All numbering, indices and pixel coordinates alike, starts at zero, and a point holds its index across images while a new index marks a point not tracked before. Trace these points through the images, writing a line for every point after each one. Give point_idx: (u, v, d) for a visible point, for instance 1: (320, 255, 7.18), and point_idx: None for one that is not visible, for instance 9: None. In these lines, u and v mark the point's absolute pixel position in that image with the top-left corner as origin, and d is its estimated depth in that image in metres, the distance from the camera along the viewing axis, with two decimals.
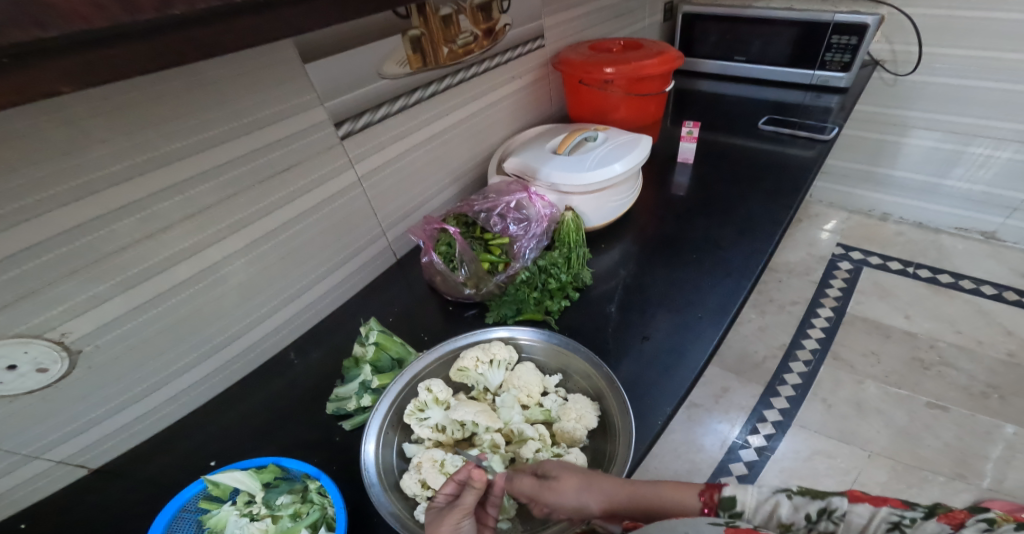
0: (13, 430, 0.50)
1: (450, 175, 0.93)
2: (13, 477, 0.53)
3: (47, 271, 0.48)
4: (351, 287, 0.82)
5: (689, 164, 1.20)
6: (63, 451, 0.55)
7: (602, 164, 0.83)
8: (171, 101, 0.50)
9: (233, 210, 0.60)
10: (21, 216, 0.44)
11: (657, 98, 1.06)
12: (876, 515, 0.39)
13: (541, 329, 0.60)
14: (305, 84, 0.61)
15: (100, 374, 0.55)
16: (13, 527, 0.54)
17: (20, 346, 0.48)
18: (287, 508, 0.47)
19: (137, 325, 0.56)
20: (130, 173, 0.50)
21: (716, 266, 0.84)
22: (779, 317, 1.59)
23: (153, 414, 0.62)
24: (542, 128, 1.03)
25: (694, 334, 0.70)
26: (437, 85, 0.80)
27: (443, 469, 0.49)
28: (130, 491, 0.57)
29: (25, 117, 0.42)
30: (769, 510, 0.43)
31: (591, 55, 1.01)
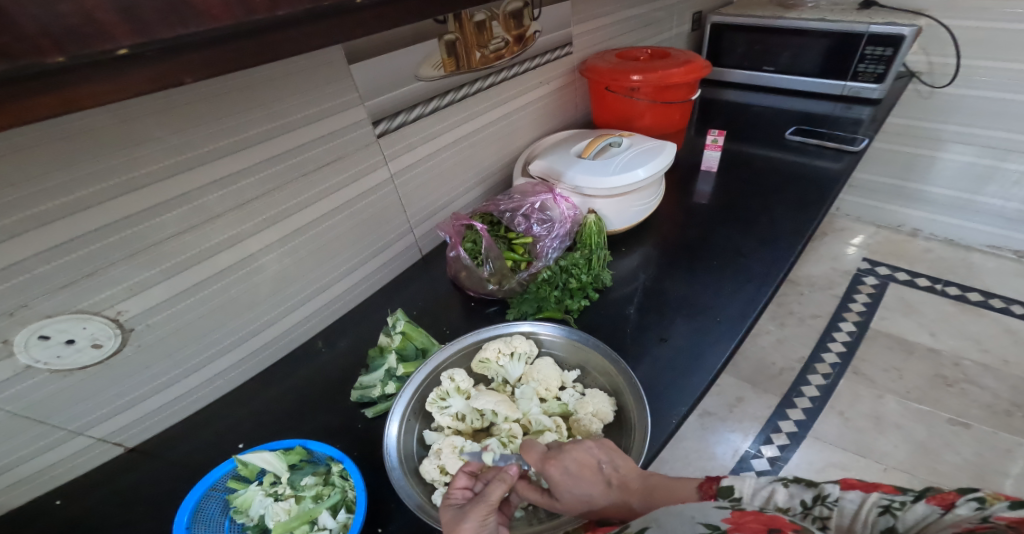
0: (69, 402, 0.54)
1: (476, 176, 0.96)
2: (61, 449, 0.57)
3: (106, 254, 0.52)
4: (378, 281, 0.85)
5: (712, 172, 1.21)
6: (106, 428, 0.59)
7: (626, 170, 0.85)
8: (225, 98, 0.54)
9: (273, 203, 0.64)
10: (83, 205, 0.48)
11: (682, 106, 1.07)
12: (867, 499, 0.40)
13: (563, 326, 0.62)
14: (348, 84, 0.65)
15: (147, 351, 0.59)
16: (51, 501, 0.57)
17: (80, 322, 0.52)
18: (310, 490, 0.50)
19: (183, 308, 0.60)
20: (185, 165, 0.54)
21: (736, 273, 0.85)
22: (799, 330, 1.57)
23: (189, 396, 0.66)
24: (567, 133, 1.05)
25: (712, 338, 0.71)
26: (469, 88, 0.83)
27: (461, 455, 0.51)
28: (167, 465, 0.61)
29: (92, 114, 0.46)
30: (764, 495, 0.44)
31: (618, 62, 1.03)
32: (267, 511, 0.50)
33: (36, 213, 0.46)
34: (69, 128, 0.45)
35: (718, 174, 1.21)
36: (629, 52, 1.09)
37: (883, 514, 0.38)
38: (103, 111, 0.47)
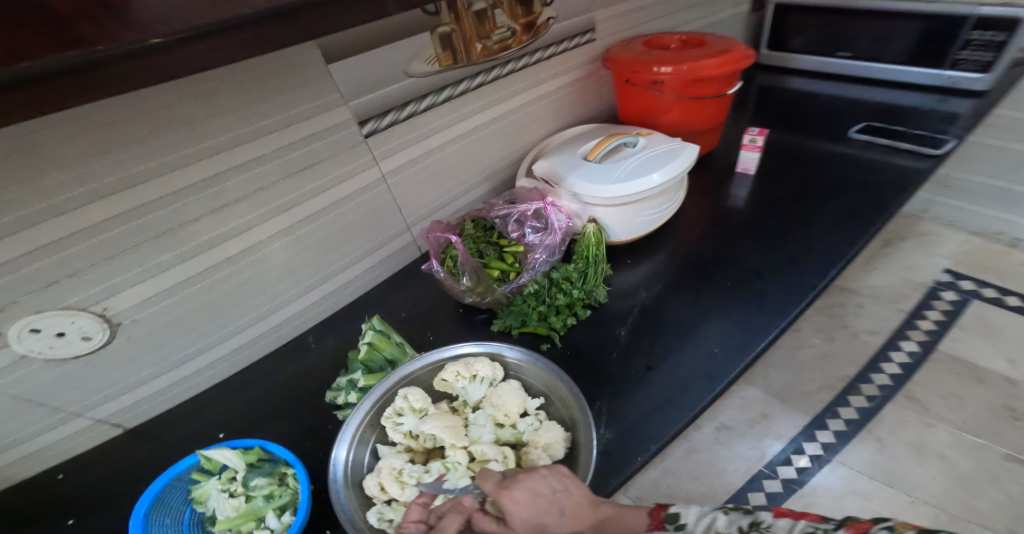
0: (65, 389, 0.59)
1: (481, 173, 0.93)
2: (61, 429, 0.62)
3: (88, 255, 0.54)
4: (373, 278, 0.85)
5: (750, 175, 1.09)
6: (102, 411, 0.64)
7: (631, 177, 0.80)
8: (200, 102, 0.55)
9: (255, 205, 0.65)
10: (62, 209, 0.51)
11: (716, 100, 0.96)
12: (798, 528, 0.36)
13: (531, 351, 0.58)
14: (329, 84, 0.64)
15: (136, 344, 0.62)
16: (54, 475, 0.63)
17: (68, 317, 0.55)
18: (261, 490, 0.51)
19: (170, 304, 0.63)
20: (164, 169, 0.56)
21: (750, 297, 0.78)
22: (850, 346, 1.38)
23: (180, 386, 0.69)
24: (585, 128, 0.99)
25: (702, 371, 0.66)
26: (469, 83, 0.80)
27: (401, 478, 0.50)
28: (154, 449, 0.65)
29: (63, 123, 0.48)
30: (706, 522, 0.39)
31: (642, 52, 0.94)
32: (218, 506, 0.51)
33: (20, 217, 0.48)
34: (38, 136, 0.47)
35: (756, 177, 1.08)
36: (659, 39, 0.98)
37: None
38: (77, 118, 0.48)
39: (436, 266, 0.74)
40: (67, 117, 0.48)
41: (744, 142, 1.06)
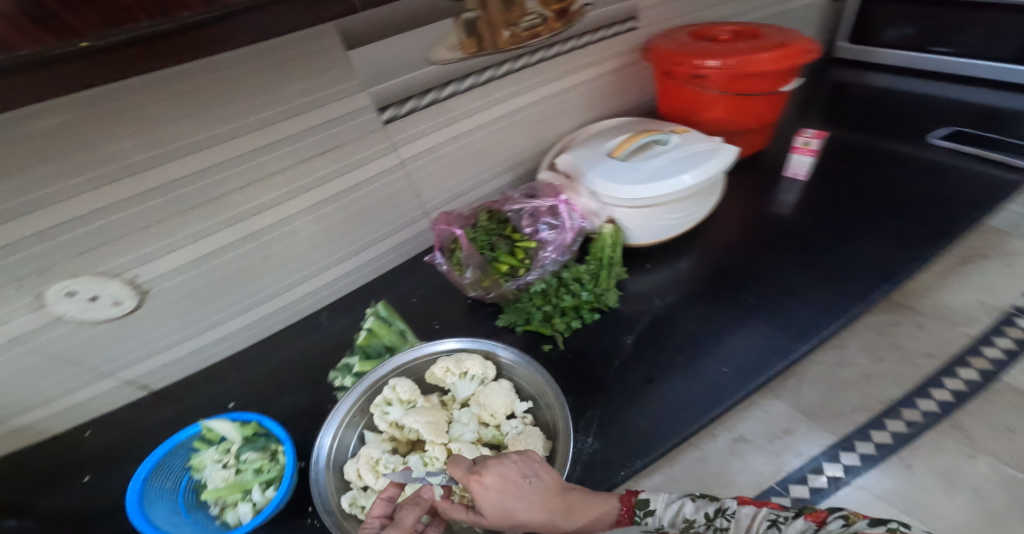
0: (101, 347, 0.65)
1: (504, 163, 0.91)
2: (95, 387, 0.68)
3: (119, 227, 0.59)
4: (388, 261, 0.88)
5: (799, 180, 1.00)
6: (130, 373, 0.70)
7: (655, 179, 0.76)
8: (221, 87, 0.57)
9: (273, 187, 0.68)
10: (96, 183, 0.55)
11: (765, 98, 0.88)
12: (758, 514, 0.44)
13: (523, 353, 0.59)
14: (349, 69, 0.65)
15: (161, 311, 0.67)
16: (82, 431, 0.69)
17: (101, 282, 0.60)
18: (251, 464, 0.54)
19: (192, 276, 0.67)
20: (189, 150, 0.59)
21: (772, 318, 0.75)
22: (901, 369, 0.91)
23: (202, 353, 0.74)
24: (618, 120, 0.94)
25: (699, 392, 0.67)
26: (493, 71, 0.79)
27: (377, 468, 0.52)
28: (175, 406, 0.71)
29: (98, 103, 0.52)
30: (674, 508, 0.49)
31: (686, 42, 0.87)
32: (211, 474, 0.54)
33: (60, 189, 0.53)
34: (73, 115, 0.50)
35: (808, 184, 0.99)
36: (709, 29, 0.91)
37: (770, 527, 0.42)
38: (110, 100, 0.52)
39: (440, 257, 0.79)
40: (101, 99, 0.52)
41: (797, 143, 0.98)
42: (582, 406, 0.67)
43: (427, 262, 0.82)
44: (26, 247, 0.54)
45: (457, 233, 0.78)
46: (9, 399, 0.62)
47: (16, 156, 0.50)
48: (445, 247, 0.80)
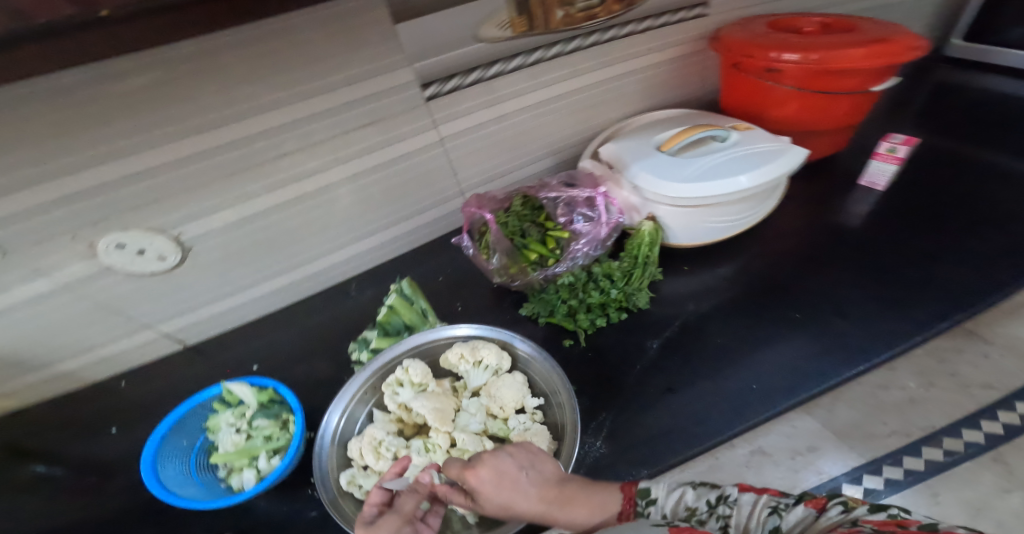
0: (148, 296, 0.70)
1: (546, 148, 0.89)
2: (141, 335, 0.74)
3: (166, 187, 0.62)
4: (419, 236, 0.90)
5: (876, 190, 0.92)
6: (169, 326, 0.75)
7: (706, 177, 0.71)
8: (270, 57, 0.58)
9: (312, 157, 0.69)
10: (148, 145, 0.58)
11: (846, 99, 0.79)
12: (761, 501, 0.46)
13: (541, 349, 0.61)
14: (396, 45, 0.65)
15: (202, 267, 0.71)
16: (116, 383, 0.75)
17: (149, 237, 0.64)
18: (260, 431, 0.58)
19: (232, 236, 0.71)
20: (234, 117, 0.61)
21: (818, 335, 0.70)
22: (951, 396, 0.93)
23: (238, 310, 0.80)
24: (672, 112, 0.89)
25: (721, 406, 0.64)
26: (544, 52, 0.75)
27: (377, 449, 0.54)
28: (212, 358, 0.78)
29: (152, 72, 0.54)
30: (676, 496, 0.49)
31: (765, 32, 0.78)
32: (225, 436, 0.58)
33: (115, 148, 0.57)
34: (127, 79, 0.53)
35: (883, 195, 0.91)
36: (792, 21, 0.83)
37: (771, 514, 0.45)
38: (164, 66, 0.54)
39: (467, 240, 0.80)
40: (155, 67, 0.54)
41: (881, 150, 0.92)
42: (595, 407, 0.66)
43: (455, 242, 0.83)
44: (86, 200, 0.58)
45: (487, 218, 0.78)
46: (72, 336, 0.69)
47: (80, 118, 0.53)
48: (475, 230, 0.81)
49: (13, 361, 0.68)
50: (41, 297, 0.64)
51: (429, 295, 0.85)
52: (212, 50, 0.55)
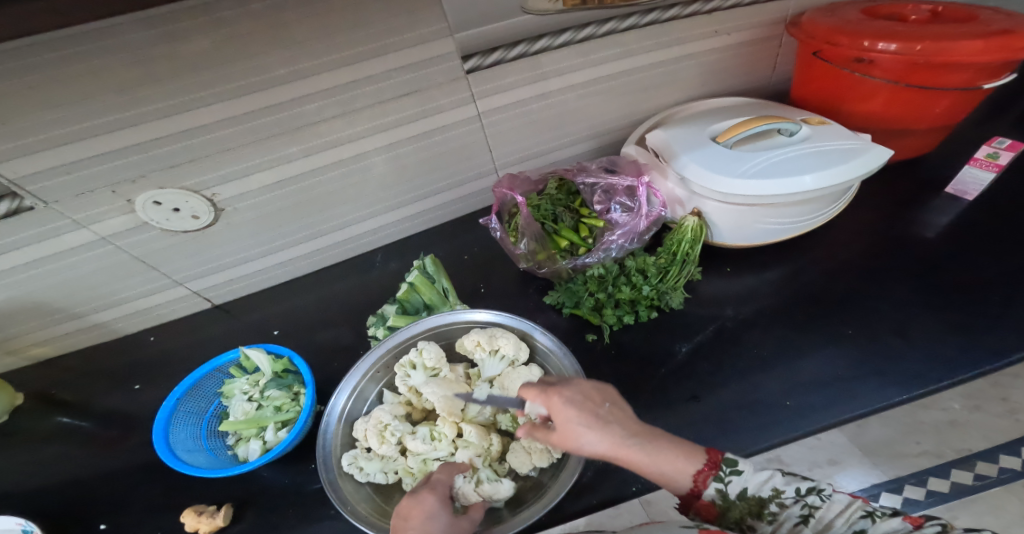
0: (184, 253, 0.73)
1: (588, 130, 0.85)
2: (178, 290, 0.78)
3: (197, 149, 0.62)
4: (449, 211, 0.89)
5: (965, 200, 0.81)
6: (198, 284, 0.79)
7: (766, 174, 0.64)
8: (310, 20, 0.57)
9: (346, 126, 0.68)
10: (183, 107, 0.58)
11: (944, 95, 0.69)
12: (853, 504, 0.44)
13: (559, 344, 0.61)
14: (437, 14, 0.61)
15: (234, 228, 0.74)
16: (147, 335, 0.82)
17: (184, 197, 0.66)
18: (272, 401, 0.63)
19: (263, 200, 0.72)
20: (271, 82, 0.60)
21: (868, 355, 0.64)
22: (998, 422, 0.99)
23: (267, 271, 0.83)
24: (731, 101, 0.82)
25: (748, 420, 0.60)
26: (596, 28, 0.70)
27: (383, 432, 0.57)
28: (241, 319, 0.82)
29: (194, 35, 0.53)
30: (764, 477, 0.46)
31: (858, 18, 0.68)
32: (239, 403, 0.65)
33: (150, 110, 0.57)
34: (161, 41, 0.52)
35: (970, 205, 0.81)
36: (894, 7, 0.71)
37: (864, 517, 0.44)
38: (196, 33, 0.53)
39: (495, 223, 0.78)
40: (188, 30, 0.53)
41: (979, 154, 0.83)
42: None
43: (483, 224, 0.81)
44: (126, 157, 0.60)
45: (517, 200, 0.76)
46: (118, 285, 0.74)
47: (115, 79, 0.53)
48: (504, 212, 0.79)
49: (65, 306, 0.74)
50: (85, 247, 0.67)
51: (454, 273, 0.84)
52: (246, 14, 0.53)
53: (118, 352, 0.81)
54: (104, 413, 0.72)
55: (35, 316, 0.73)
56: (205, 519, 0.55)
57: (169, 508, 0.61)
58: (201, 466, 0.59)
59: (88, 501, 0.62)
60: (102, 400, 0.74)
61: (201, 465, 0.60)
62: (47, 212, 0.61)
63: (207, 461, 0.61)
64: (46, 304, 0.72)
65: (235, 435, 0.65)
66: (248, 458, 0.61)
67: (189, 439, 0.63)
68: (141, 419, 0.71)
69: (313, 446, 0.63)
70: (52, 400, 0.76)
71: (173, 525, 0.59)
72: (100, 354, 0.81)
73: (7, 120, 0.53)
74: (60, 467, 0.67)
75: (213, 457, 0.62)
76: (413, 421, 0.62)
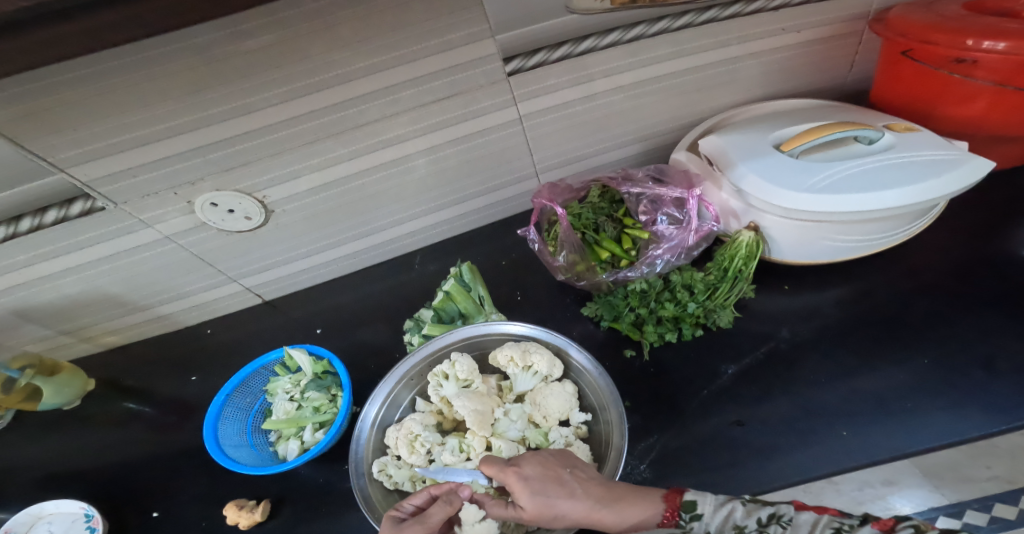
0: (238, 251, 0.77)
1: (635, 133, 0.81)
2: (232, 287, 0.83)
3: (248, 153, 0.65)
4: (487, 215, 0.88)
5: None
6: (250, 281, 0.83)
7: (838, 189, 0.57)
8: (354, 24, 0.56)
9: (390, 128, 0.68)
10: (238, 113, 0.60)
11: None
12: (820, 521, 0.39)
13: (594, 363, 0.60)
14: (479, 14, 0.59)
15: (282, 229, 0.76)
16: (205, 328, 0.88)
17: (238, 199, 0.69)
18: (312, 402, 0.66)
19: (310, 201, 0.74)
20: (318, 87, 0.61)
21: (942, 385, 0.57)
22: None
23: (313, 270, 0.86)
24: (794, 104, 0.75)
25: (799, 454, 0.55)
26: (649, 26, 0.66)
27: (412, 442, 0.58)
28: (289, 316, 0.86)
29: (243, 45, 0.54)
30: (723, 513, 0.42)
31: (960, 12, 0.59)
32: (282, 401, 0.68)
33: (203, 117, 0.59)
34: (212, 52, 0.53)
35: None
36: None
37: None
38: (246, 41, 0.54)
39: (532, 232, 0.75)
40: (229, 41, 0.53)
41: None
42: (647, 426, 0.61)
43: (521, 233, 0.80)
44: (184, 160, 0.63)
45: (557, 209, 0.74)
46: (178, 280, 0.79)
47: (165, 89, 0.55)
48: (544, 220, 0.78)
49: (133, 300, 0.80)
50: (149, 244, 0.71)
51: (492, 278, 0.84)
52: (289, 21, 0.53)
53: (178, 342, 0.87)
54: (164, 399, 0.79)
55: (106, 306, 0.80)
56: (246, 512, 0.59)
57: (216, 495, 0.65)
58: (245, 462, 0.63)
59: (154, 484, 0.68)
60: (163, 388, 0.81)
61: (245, 461, 0.63)
62: (116, 211, 0.66)
63: (250, 456, 0.65)
64: (116, 296, 0.78)
65: (277, 433, 0.69)
66: (287, 456, 0.64)
67: (235, 434, 0.67)
68: (195, 408, 0.77)
69: (348, 446, 0.65)
70: (121, 385, 0.83)
71: (220, 512, 0.63)
72: (162, 343, 0.88)
73: (77, 130, 0.56)
74: (126, 449, 0.74)
75: (256, 453, 0.66)
76: (443, 430, 0.63)
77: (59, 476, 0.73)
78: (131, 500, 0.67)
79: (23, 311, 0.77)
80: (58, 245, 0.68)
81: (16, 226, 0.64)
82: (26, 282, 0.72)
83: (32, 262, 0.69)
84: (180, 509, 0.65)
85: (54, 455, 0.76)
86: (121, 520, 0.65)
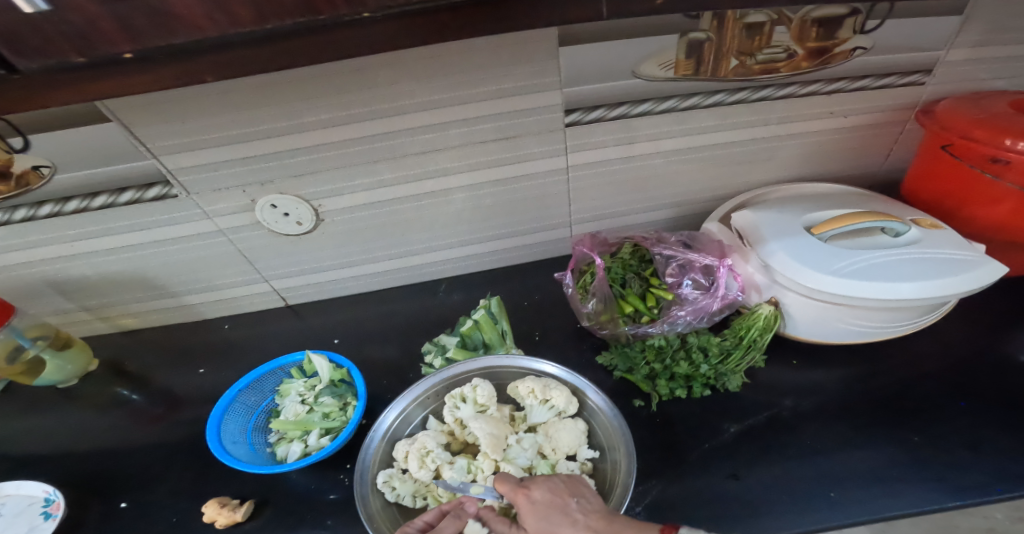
0: (278, 253, 0.79)
1: (670, 198, 0.84)
2: (259, 287, 0.84)
3: (311, 164, 0.67)
4: (516, 254, 0.90)
5: None
6: (280, 284, 0.85)
7: (862, 276, 0.60)
8: (434, 61, 0.60)
9: (444, 159, 0.71)
10: (308, 127, 0.63)
11: None
12: None
13: (611, 404, 0.61)
14: (551, 67, 0.63)
15: (326, 238, 0.78)
16: (221, 323, 0.88)
17: (296, 204, 0.72)
18: (323, 407, 0.65)
19: (355, 216, 0.76)
20: (387, 112, 0.64)
21: (923, 457, 0.59)
22: None
23: (340, 282, 0.87)
24: (825, 189, 0.79)
25: (796, 522, 0.55)
26: (704, 98, 0.70)
27: (424, 457, 0.58)
28: (306, 324, 0.87)
29: (330, 67, 0.58)
30: None
31: (1003, 112, 0.63)
32: (292, 403, 0.68)
33: (273, 128, 0.62)
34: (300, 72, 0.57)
35: None
36: None
37: None
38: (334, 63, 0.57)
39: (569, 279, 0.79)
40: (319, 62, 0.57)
41: None
42: (646, 473, 0.61)
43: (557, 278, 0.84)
44: (246, 165, 0.66)
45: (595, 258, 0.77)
46: (210, 273, 0.80)
47: (246, 99, 0.59)
48: (579, 268, 0.80)
49: (160, 286, 0.81)
50: (200, 234, 0.73)
51: (512, 317, 0.85)
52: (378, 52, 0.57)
53: (190, 333, 0.87)
54: (166, 389, 0.79)
55: (133, 288, 0.81)
56: (226, 511, 0.58)
57: (205, 494, 0.64)
58: (241, 457, 0.62)
59: (143, 474, 0.67)
60: (168, 378, 0.81)
61: (241, 457, 0.63)
62: (186, 201, 0.68)
63: (247, 454, 0.64)
64: (145, 279, 0.80)
65: (278, 434, 0.68)
66: (287, 458, 0.63)
67: (237, 430, 0.67)
68: (196, 401, 0.76)
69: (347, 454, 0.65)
70: (128, 369, 0.83)
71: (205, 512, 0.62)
72: (174, 332, 0.88)
73: (156, 126, 0.59)
74: (121, 435, 0.73)
75: (253, 452, 0.65)
76: (452, 451, 0.62)
77: (48, 453, 0.72)
78: (118, 487, 0.66)
79: (57, 283, 0.78)
80: (118, 225, 0.70)
81: (89, 202, 0.66)
82: (73, 255, 0.74)
83: (80, 238, 0.71)
84: (166, 503, 0.63)
85: (47, 432, 0.75)
86: (103, 507, 0.64)
